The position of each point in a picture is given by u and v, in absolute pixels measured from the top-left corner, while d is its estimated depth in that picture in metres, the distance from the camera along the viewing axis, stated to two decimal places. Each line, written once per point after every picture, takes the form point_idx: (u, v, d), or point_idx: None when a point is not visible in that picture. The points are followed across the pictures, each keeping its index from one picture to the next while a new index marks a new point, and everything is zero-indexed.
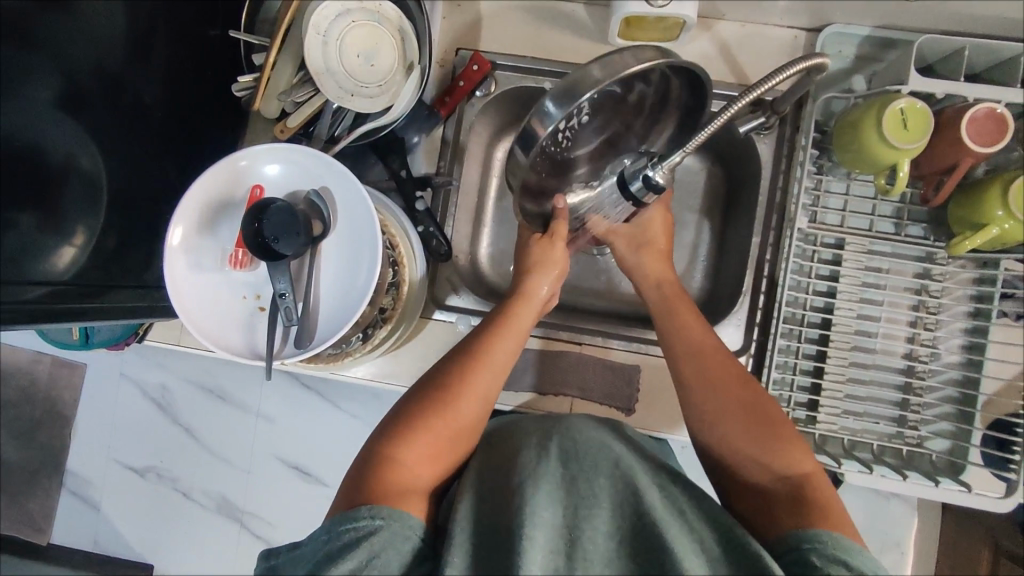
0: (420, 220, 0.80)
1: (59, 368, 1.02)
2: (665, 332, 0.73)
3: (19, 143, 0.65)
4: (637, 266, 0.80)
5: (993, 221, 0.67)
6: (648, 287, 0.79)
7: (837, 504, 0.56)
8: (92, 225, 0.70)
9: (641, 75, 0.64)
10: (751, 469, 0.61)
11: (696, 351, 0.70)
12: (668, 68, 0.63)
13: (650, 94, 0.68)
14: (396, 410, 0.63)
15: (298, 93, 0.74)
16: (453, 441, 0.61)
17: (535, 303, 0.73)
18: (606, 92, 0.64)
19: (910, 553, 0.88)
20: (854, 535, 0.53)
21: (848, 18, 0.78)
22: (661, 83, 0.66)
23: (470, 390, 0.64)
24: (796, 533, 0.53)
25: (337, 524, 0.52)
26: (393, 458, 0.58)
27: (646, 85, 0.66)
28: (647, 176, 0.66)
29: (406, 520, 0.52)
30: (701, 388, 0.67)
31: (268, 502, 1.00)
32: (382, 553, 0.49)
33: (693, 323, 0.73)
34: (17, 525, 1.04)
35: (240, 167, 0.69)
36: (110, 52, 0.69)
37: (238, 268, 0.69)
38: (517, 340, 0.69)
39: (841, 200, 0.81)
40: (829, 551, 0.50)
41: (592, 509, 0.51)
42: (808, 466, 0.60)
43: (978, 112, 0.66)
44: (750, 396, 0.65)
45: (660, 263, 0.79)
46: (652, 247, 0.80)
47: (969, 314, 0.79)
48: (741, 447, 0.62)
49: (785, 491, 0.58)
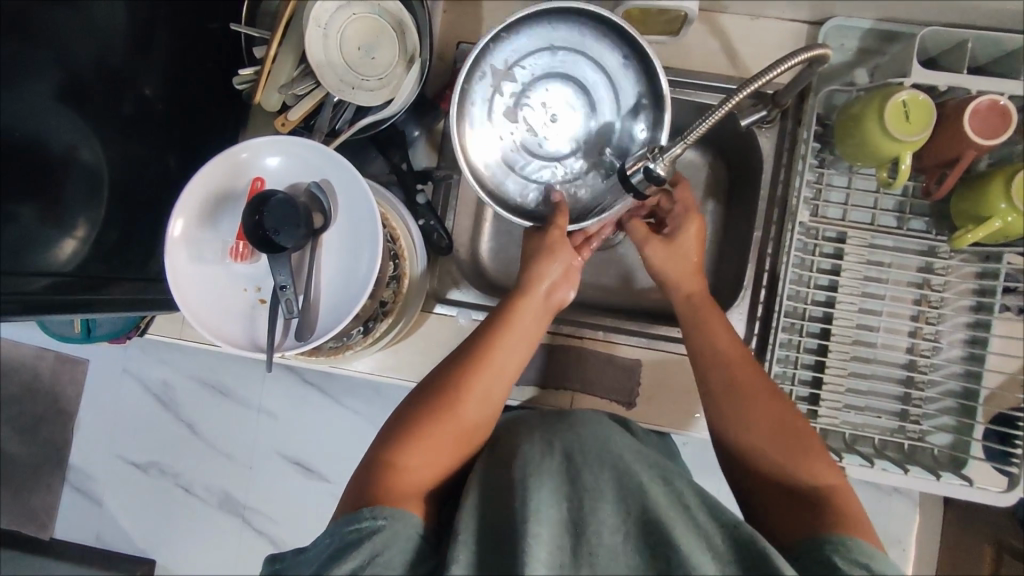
0: (421, 213, 0.81)
1: (61, 364, 1.03)
2: (690, 328, 0.72)
3: (19, 135, 0.64)
4: (666, 278, 0.76)
5: (996, 214, 0.67)
6: (675, 291, 0.76)
7: (861, 513, 0.56)
8: (93, 218, 0.70)
9: (573, 51, 0.78)
10: (770, 466, 0.62)
11: (727, 347, 0.69)
12: (586, 26, 0.77)
13: (611, 70, 0.78)
14: (398, 413, 0.63)
15: (299, 86, 0.74)
16: (454, 446, 0.61)
17: (539, 303, 0.71)
18: (560, 81, 0.79)
19: (911, 549, 0.89)
20: (875, 542, 0.53)
21: (850, 9, 0.77)
22: (603, 52, 0.77)
23: (471, 397, 0.63)
24: (818, 538, 0.53)
25: (341, 525, 0.52)
26: (395, 463, 0.58)
27: (600, 67, 0.78)
28: (647, 168, 0.65)
29: (408, 520, 0.52)
30: (728, 383, 0.67)
31: (270, 498, 1.00)
32: (385, 551, 0.49)
33: (720, 318, 0.72)
34: (20, 520, 1.05)
35: (241, 159, 0.70)
36: (111, 46, 0.69)
37: (238, 260, 0.70)
38: (522, 340, 0.69)
39: (843, 193, 0.81)
40: (853, 554, 0.50)
41: (597, 503, 0.51)
42: (832, 477, 0.60)
43: (980, 104, 0.65)
44: (777, 401, 0.65)
45: (688, 278, 0.75)
46: (685, 260, 0.76)
47: (971, 308, 0.79)
48: (760, 446, 0.63)
49: (805, 496, 0.59)
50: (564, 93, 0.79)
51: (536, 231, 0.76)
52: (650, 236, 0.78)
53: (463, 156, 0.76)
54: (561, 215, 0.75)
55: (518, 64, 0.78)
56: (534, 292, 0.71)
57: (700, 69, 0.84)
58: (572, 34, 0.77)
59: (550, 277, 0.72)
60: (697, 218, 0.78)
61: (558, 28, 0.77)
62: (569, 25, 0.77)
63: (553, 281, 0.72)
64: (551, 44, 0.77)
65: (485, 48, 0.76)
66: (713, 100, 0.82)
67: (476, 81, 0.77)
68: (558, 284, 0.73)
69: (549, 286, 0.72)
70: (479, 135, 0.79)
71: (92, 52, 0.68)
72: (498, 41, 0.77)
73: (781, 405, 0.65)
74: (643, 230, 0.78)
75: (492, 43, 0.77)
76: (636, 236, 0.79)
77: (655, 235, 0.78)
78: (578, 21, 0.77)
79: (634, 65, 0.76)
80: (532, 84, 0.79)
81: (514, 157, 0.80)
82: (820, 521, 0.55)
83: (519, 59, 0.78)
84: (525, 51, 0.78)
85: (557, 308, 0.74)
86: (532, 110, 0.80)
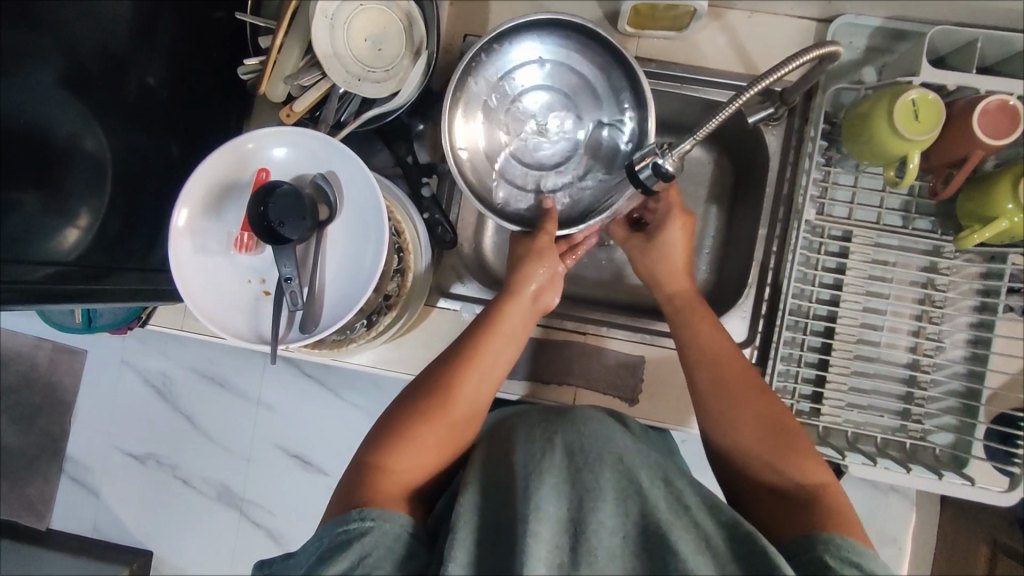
0: (426, 206, 0.81)
1: (60, 354, 1.02)
2: (682, 326, 0.72)
3: (24, 121, 0.64)
4: (651, 276, 0.78)
5: (1003, 214, 0.67)
6: (661, 291, 0.76)
7: (853, 514, 0.56)
8: (97, 207, 0.70)
9: (561, 65, 0.79)
10: (762, 469, 0.61)
11: (717, 346, 0.69)
12: (574, 43, 0.78)
13: (598, 86, 0.79)
14: (387, 413, 0.63)
15: (304, 77, 0.73)
16: (445, 443, 0.61)
17: (526, 304, 0.71)
18: (547, 95, 0.81)
19: (908, 548, 0.88)
20: (864, 540, 0.53)
21: (860, 8, 0.77)
22: (594, 69, 0.78)
23: (462, 395, 0.63)
24: (810, 536, 0.53)
25: (330, 527, 0.52)
26: (382, 465, 0.58)
27: (582, 74, 0.79)
28: (657, 164, 0.65)
29: (395, 520, 0.52)
30: (719, 384, 0.66)
31: (269, 491, 1.00)
32: (372, 551, 0.49)
33: (712, 321, 0.72)
34: (17, 510, 1.05)
35: (247, 150, 0.69)
36: (115, 34, 0.69)
37: (244, 251, 0.70)
38: (509, 341, 0.69)
39: (849, 192, 0.81)
40: (844, 552, 0.50)
41: (597, 502, 0.50)
42: (821, 477, 0.59)
43: (989, 105, 0.65)
44: (769, 403, 0.65)
45: (674, 277, 0.76)
46: (670, 263, 0.77)
47: (975, 308, 0.79)
48: (752, 451, 0.62)
49: (797, 495, 0.58)
50: (552, 104, 0.81)
51: (524, 235, 0.77)
52: (632, 236, 0.80)
53: (456, 165, 0.77)
54: (551, 224, 0.76)
55: (509, 77, 0.80)
56: (522, 293, 0.71)
57: (708, 65, 0.83)
58: (561, 50, 0.78)
59: (537, 279, 0.72)
60: (684, 217, 0.77)
61: (540, 35, 0.78)
62: (558, 41, 0.78)
63: (542, 284, 0.72)
64: (539, 58, 0.79)
65: (477, 61, 0.77)
66: (723, 98, 0.82)
67: (469, 91, 0.78)
68: (545, 287, 0.73)
69: (538, 288, 0.72)
70: (471, 143, 0.80)
71: (93, 39, 0.67)
72: (490, 54, 0.77)
73: (776, 408, 0.64)
74: (623, 231, 0.81)
75: (485, 55, 0.77)
76: (619, 239, 0.81)
77: (636, 234, 0.80)
78: (571, 36, 0.77)
79: (619, 70, 0.77)
80: (521, 98, 0.81)
81: (507, 165, 0.81)
82: (810, 520, 0.55)
83: (508, 71, 0.79)
84: (515, 64, 0.79)
85: (542, 313, 0.73)
86: (523, 124, 0.81)
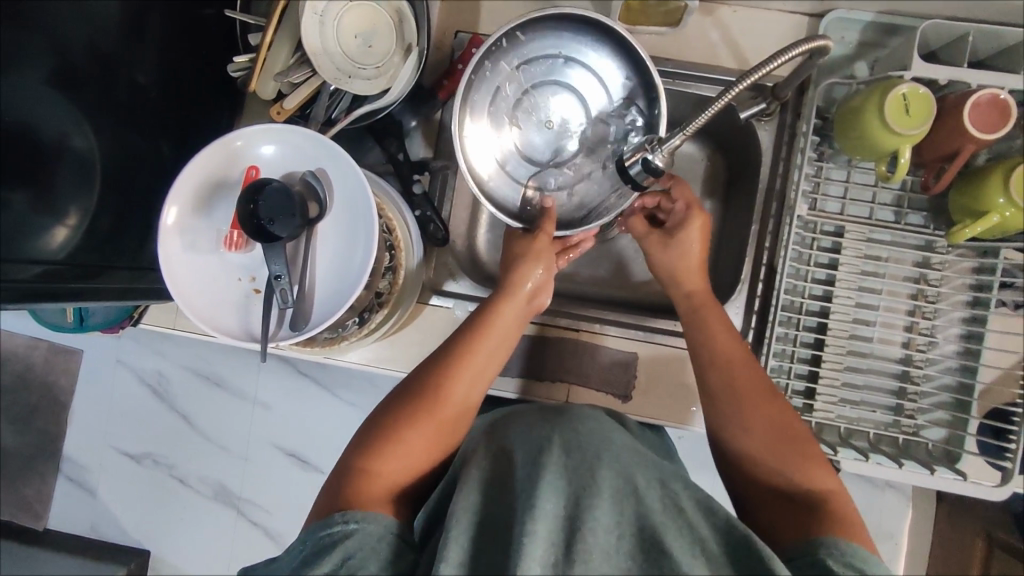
0: (418, 203, 0.80)
1: (55, 354, 1.02)
2: (694, 324, 0.72)
3: (11, 120, 0.63)
4: (666, 273, 0.77)
5: (994, 209, 0.67)
6: (676, 289, 0.76)
7: (859, 520, 0.56)
8: (86, 204, 0.69)
9: (577, 62, 0.79)
10: (771, 472, 0.62)
11: (729, 347, 0.69)
12: (595, 40, 0.77)
13: (613, 87, 0.79)
14: (374, 416, 0.63)
15: (295, 74, 0.73)
16: (434, 444, 0.61)
17: (520, 303, 0.71)
18: (558, 89, 0.80)
19: (904, 544, 0.89)
20: (869, 545, 0.54)
21: (853, 2, 0.76)
22: (609, 71, 0.78)
23: (451, 398, 0.63)
24: (812, 540, 0.53)
25: (315, 529, 0.52)
26: (370, 468, 0.58)
27: (596, 73, 0.79)
28: (646, 159, 0.65)
29: (381, 521, 0.52)
30: (730, 386, 0.66)
31: (265, 490, 1.00)
32: (358, 552, 0.49)
33: (727, 321, 0.71)
34: (13, 511, 1.04)
35: (235, 147, 0.69)
36: (104, 32, 0.69)
37: (232, 250, 0.69)
38: (501, 342, 0.68)
39: (841, 187, 0.81)
40: (845, 556, 0.50)
41: (594, 500, 0.49)
42: (829, 482, 0.60)
43: (981, 98, 0.65)
44: (780, 406, 0.64)
45: (691, 274, 0.75)
46: (687, 258, 0.75)
47: (968, 303, 0.79)
48: (762, 457, 0.62)
49: (803, 501, 0.59)
50: (564, 102, 0.80)
51: (524, 231, 0.76)
52: (651, 232, 0.78)
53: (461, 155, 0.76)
54: (549, 223, 0.75)
55: (524, 69, 0.79)
56: (516, 293, 0.70)
57: (700, 61, 0.83)
58: (584, 49, 0.78)
59: (532, 278, 0.71)
60: (704, 218, 0.76)
61: (562, 28, 0.77)
62: (581, 36, 0.78)
63: (537, 284, 0.72)
64: (559, 52, 0.79)
65: (498, 45, 0.76)
66: (713, 92, 0.82)
67: (480, 77, 0.77)
68: (540, 288, 0.72)
69: (533, 287, 0.71)
70: (474, 132, 0.79)
71: (82, 38, 0.67)
72: (512, 41, 0.77)
73: (785, 413, 0.64)
74: (643, 227, 0.78)
75: (506, 42, 0.77)
76: (636, 233, 0.79)
77: (655, 230, 0.78)
78: (592, 36, 0.77)
79: (632, 76, 0.77)
80: (533, 91, 0.80)
81: (506, 160, 0.81)
82: (815, 524, 0.55)
83: (525, 61, 0.79)
84: (532, 55, 0.79)
85: (535, 312, 0.73)
86: (529, 116, 0.81)
